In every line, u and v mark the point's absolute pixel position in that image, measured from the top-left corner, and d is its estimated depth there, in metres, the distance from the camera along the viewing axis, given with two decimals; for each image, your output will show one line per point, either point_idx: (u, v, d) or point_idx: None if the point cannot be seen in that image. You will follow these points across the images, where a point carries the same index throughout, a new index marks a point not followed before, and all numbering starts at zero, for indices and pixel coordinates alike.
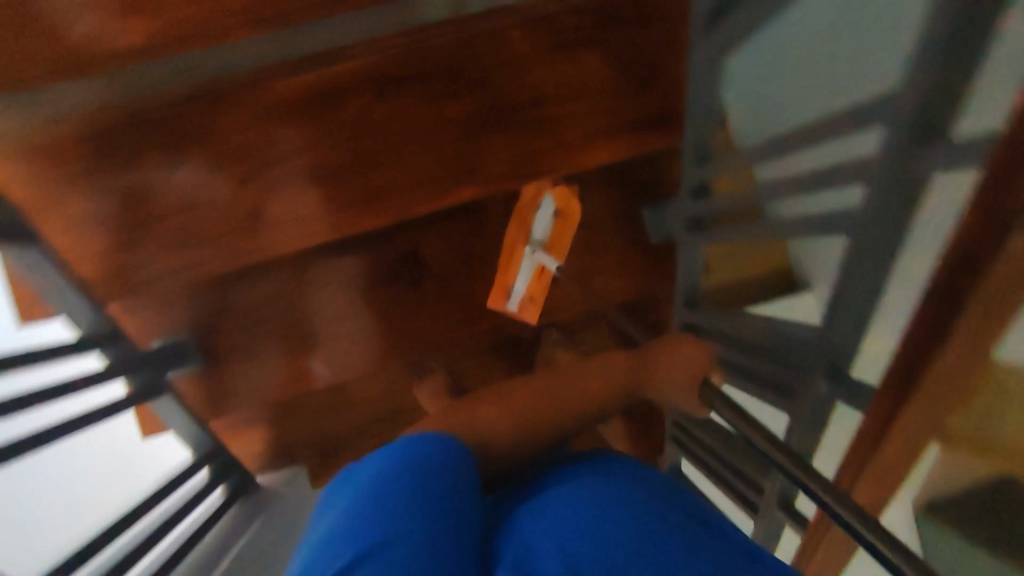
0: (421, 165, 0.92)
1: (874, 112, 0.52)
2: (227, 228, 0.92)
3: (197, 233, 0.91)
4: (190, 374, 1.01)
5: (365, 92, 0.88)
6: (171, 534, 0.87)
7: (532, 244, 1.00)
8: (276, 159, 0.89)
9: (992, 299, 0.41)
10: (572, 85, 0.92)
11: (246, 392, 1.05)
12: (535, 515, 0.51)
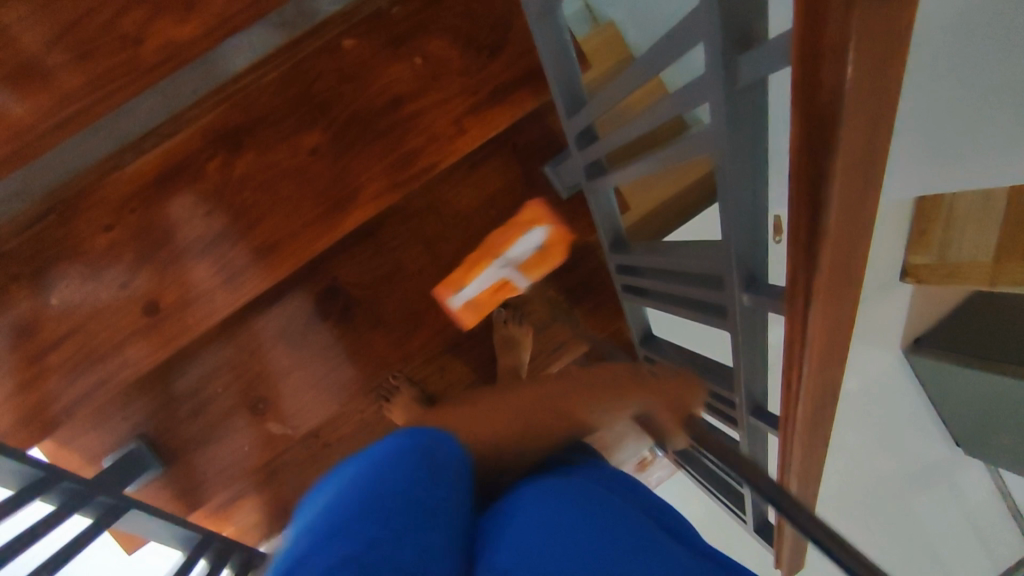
0: (301, 202, 0.93)
1: (667, 40, 0.55)
2: (130, 329, 0.93)
3: (97, 345, 0.93)
4: (153, 479, 1.02)
5: (221, 150, 0.91)
6: None
7: (505, 259, 1.07)
8: (160, 241, 0.91)
9: (848, 189, 0.38)
10: (423, 75, 0.92)
11: (218, 470, 1.05)
12: (535, 503, 0.50)
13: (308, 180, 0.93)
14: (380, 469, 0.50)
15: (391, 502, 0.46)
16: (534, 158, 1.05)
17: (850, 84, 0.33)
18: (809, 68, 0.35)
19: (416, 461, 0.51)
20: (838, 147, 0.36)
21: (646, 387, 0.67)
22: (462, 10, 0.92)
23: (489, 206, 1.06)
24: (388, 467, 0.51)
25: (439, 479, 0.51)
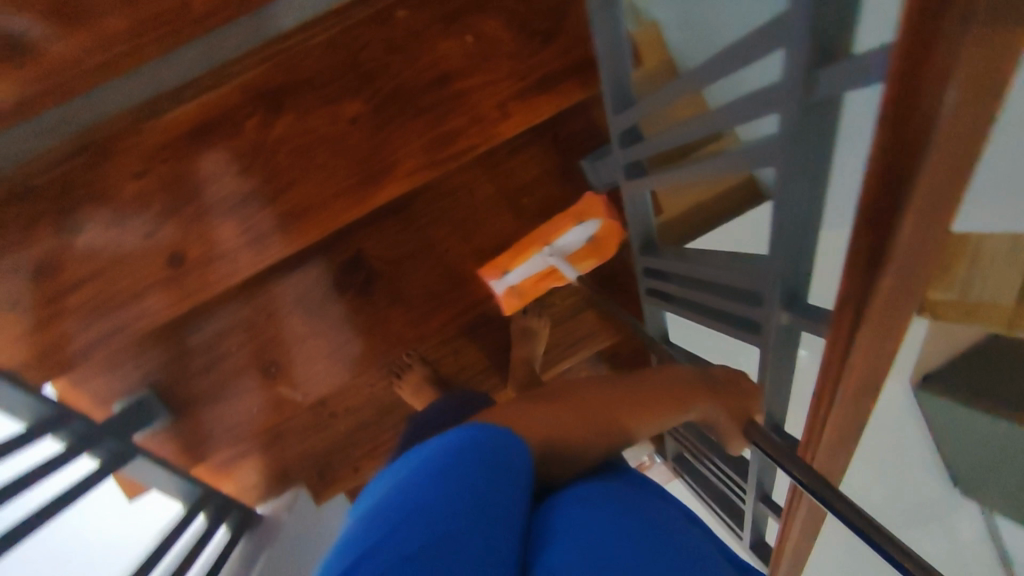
0: (335, 171, 0.92)
1: (739, 47, 0.53)
2: (151, 279, 0.93)
3: (117, 290, 0.92)
4: (160, 429, 1.02)
5: (261, 109, 0.90)
6: None
7: (553, 248, 1.03)
8: (190, 194, 0.91)
9: (924, 229, 0.36)
10: (472, 55, 0.91)
11: (225, 429, 1.06)
12: (597, 511, 0.50)
13: (343, 149, 0.92)
14: (434, 470, 0.48)
15: (466, 501, 0.45)
16: (573, 150, 1.04)
17: (945, 122, 0.31)
18: (903, 96, 0.33)
19: (476, 461, 0.49)
20: (919, 184, 0.34)
21: (713, 390, 0.67)
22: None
23: (522, 193, 1.05)
24: (446, 463, 0.48)
25: (502, 479, 0.49)
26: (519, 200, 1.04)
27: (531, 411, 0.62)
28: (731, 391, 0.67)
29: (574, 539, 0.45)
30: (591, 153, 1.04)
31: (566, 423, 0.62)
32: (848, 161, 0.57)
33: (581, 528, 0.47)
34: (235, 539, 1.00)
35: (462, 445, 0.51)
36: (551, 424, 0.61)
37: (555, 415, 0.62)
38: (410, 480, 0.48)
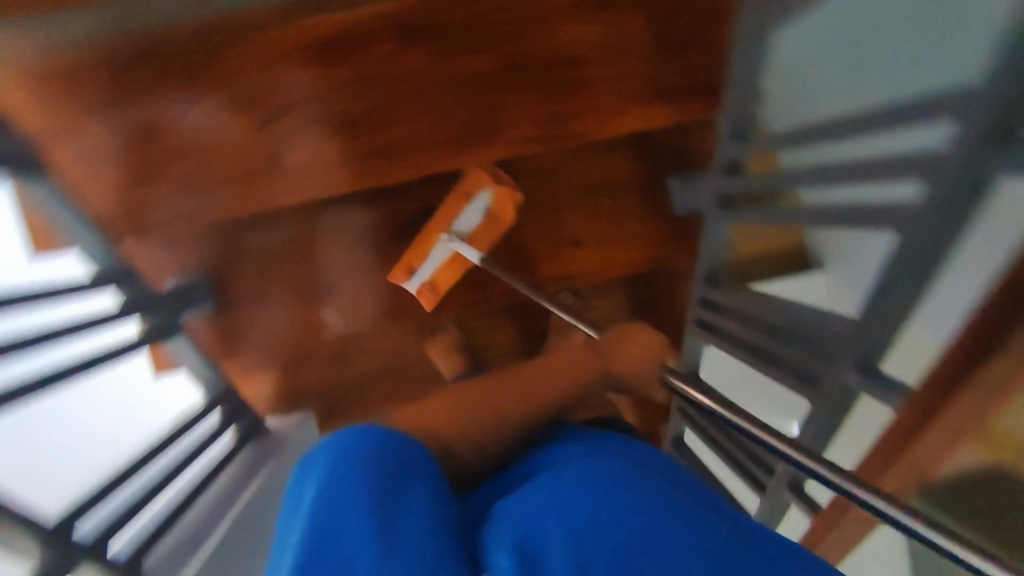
0: (443, 119, 0.93)
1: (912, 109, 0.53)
2: (240, 171, 0.95)
3: (206, 172, 0.94)
4: (203, 317, 1.04)
5: (391, 38, 0.90)
6: (168, 492, 0.84)
7: (450, 233, 0.97)
8: (301, 101, 0.92)
9: None
10: (608, 46, 0.91)
11: (253, 334, 1.06)
12: (539, 492, 0.48)
13: (453, 101, 0.92)
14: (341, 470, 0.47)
15: (384, 518, 0.42)
16: (663, 163, 1.06)
17: None
18: None
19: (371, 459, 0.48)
20: None
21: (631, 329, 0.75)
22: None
23: (602, 191, 1.06)
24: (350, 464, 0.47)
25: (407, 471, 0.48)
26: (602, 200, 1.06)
27: (434, 407, 0.65)
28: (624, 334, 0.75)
29: (523, 515, 0.46)
30: (677, 172, 1.06)
31: (465, 417, 0.64)
32: (975, 258, 0.52)
33: (529, 508, 0.47)
34: (241, 442, 1.03)
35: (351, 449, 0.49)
36: (452, 424, 0.63)
37: (469, 402, 0.65)
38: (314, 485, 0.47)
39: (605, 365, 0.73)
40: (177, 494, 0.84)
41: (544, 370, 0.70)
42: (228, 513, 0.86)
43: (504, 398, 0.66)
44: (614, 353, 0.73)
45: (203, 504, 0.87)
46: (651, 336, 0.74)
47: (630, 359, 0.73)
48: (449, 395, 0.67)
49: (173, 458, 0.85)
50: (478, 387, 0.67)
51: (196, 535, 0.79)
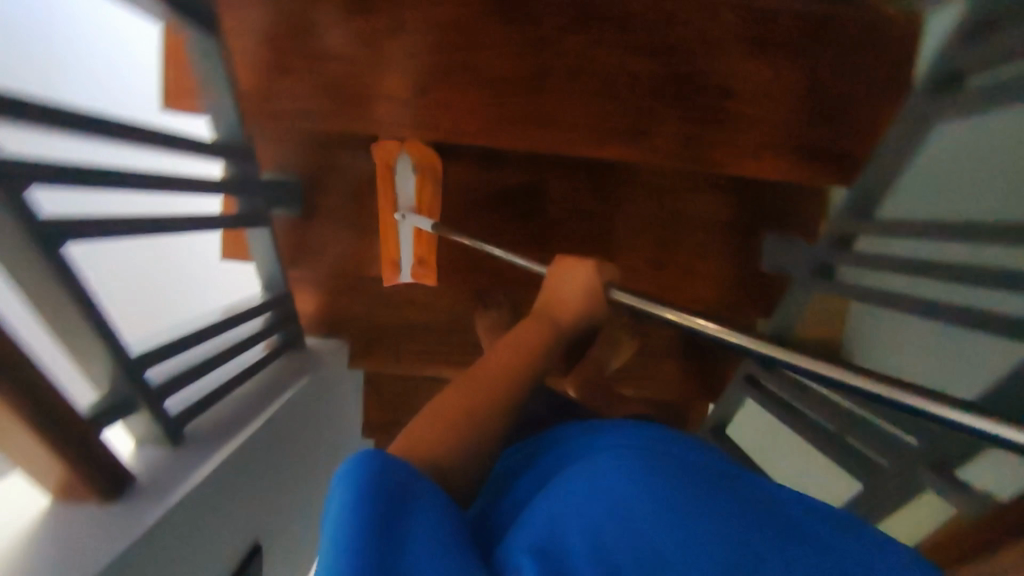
0: (582, 107, 0.90)
1: None
2: (365, 93, 0.91)
3: (333, 83, 0.90)
4: (287, 218, 1.08)
5: (559, 13, 0.86)
6: (211, 375, 0.82)
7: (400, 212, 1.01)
8: (450, 45, 0.88)
9: None
10: (767, 88, 0.88)
11: (321, 241, 1.11)
12: (573, 510, 0.46)
13: (601, 94, 0.90)
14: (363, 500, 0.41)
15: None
16: (763, 218, 1.05)
17: None
18: None
19: (395, 493, 0.42)
20: None
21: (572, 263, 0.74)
22: (850, 56, 0.86)
23: (696, 226, 1.06)
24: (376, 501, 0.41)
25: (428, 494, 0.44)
26: (698, 233, 1.06)
27: (409, 433, 0.53)
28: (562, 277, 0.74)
29: (538, 520, 0.47)
30: (773, 229, 1.05)
31: (448, 430, 0.53)
32: None
33: (543, 507, 0.49)
34: (280, 352, 1.01)
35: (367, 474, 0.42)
36: (436, 438, 0.52)
37: (446, 410, 0.56)
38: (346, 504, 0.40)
39: (552, 315, 0.71)
40: (225, 376, 0.84)
41: (504, 354, 0.64)
42: (266, 407, 0.85)
43: (477, 397, 0.57)
44: (558, 302, 0.72)
45: (242, 394, 0.86)
46: (584, 266, 0.73)
47: (574, 289, 0.72)
48: (422, 416, 0.56)
49: (220, 344, 0.84)
50: (445, 396, 0.57)
51: (234, 419, 0.79)
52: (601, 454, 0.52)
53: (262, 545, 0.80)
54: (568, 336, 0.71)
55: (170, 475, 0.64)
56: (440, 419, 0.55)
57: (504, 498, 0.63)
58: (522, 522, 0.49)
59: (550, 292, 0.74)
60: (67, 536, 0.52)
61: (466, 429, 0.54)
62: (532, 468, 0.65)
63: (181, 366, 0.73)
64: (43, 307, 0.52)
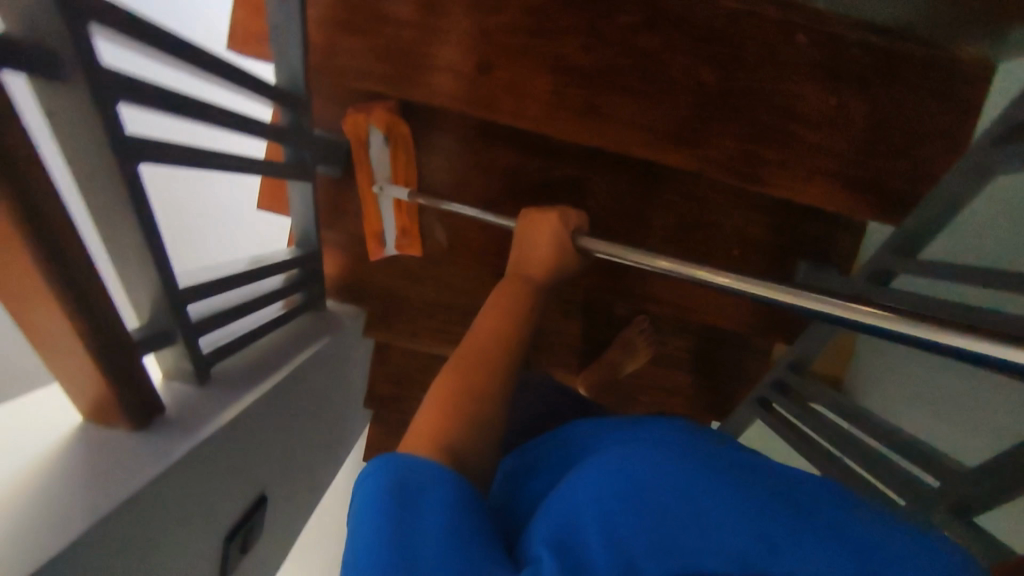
0: (642, 108, 0.90)
1: None
2: (427, 63, 0.90)
3: (398, 49, 0.89)
4: (328, 178, 1.07)
5: (634, 11, 0.86)
6: (239, 323, 0.81)
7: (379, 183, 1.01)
8: (521, 28, 0.87)
9: None
10: (828, 116, 0.89)
11: (357, 205, 1.10)
12: (587, 490, 0.49)
13: (666, 98, 0.89)
14: (376, 494, 0.48)
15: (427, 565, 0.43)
16: (799, 245, 1.05)
17: None
18: None
19: (406, 485, 0.49)
20: None
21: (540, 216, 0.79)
22: (912, 94, 0.87)
23: (732, 243, 1.06)
24: (383, 495, 0.48)
25: (442, 488, 0.49)
26: (734, 250, 1.06)
27: (419, 417, 0.59)
28: (533, 231, 0.80)
29: (554, 509, 0.50)
30: (808, 256, 1.06)
31: (452, 416, 0.59)
32: None
33: (564, 498, 0.50)
34: (301, 311, 1.00)
35: (383, 473, 0.50)
36: (443, 425, 0.57)
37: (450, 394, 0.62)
38: (359, 506, 0.48)
39: (527, 271, 0.80)
40: (250, 325, 0.83)
41: (489, 328, 0.72)
42: (288, 362, 0.85)
43: (473, 380, 0.64)
44: (530, 259, 0.80)
45: (265, 346, 0.85)
46: (551, 220, 0.78)
47: (542, 248, 0.78)
48: (430, 396, 0.62)
49: (250, 294, 0.83)
50: (445, 380, 0.64)
51: (257, 368, 0.79)
52: (623, 446, 0.54)
53: (266, 497, 0.80)
54: (546, 285, 0.81)
55: (197, 413, 0.63)
56: (444, 405, 0.60)
57: (528, 487, 0.62)
58: (542, 513, 0.51)
59: (522, 252, 0.81)
60: (97, 458, 0.52)
61: (472, 412, 0.60)
62: (556, 458, 0.64)
63: (214, 309, 0.72)
64: (105, 220, 0.51)
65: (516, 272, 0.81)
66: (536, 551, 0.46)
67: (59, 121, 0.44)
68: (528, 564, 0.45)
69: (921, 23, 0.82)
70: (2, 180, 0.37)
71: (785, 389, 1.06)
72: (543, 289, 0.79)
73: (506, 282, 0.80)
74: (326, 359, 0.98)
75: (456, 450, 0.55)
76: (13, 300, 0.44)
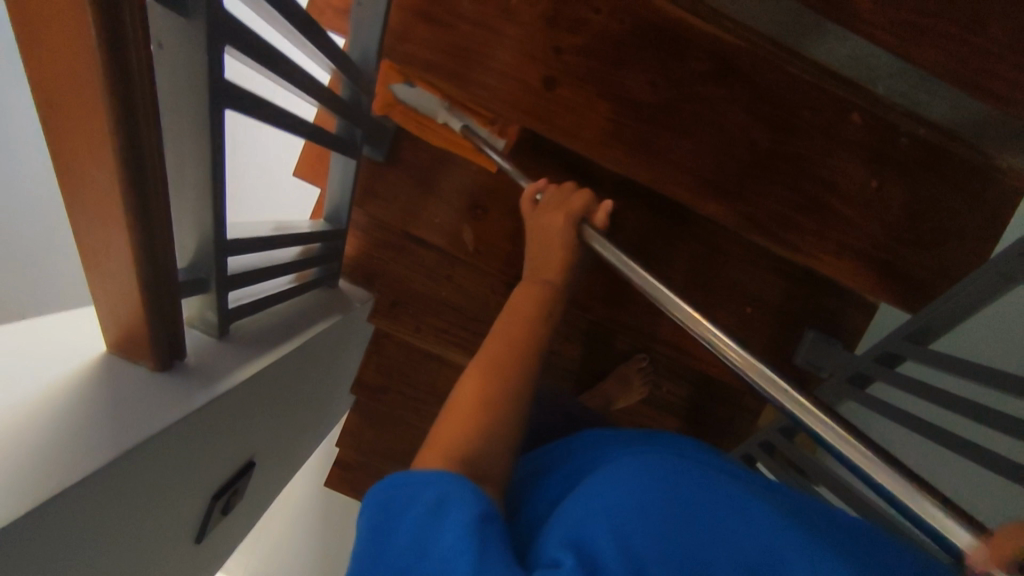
0: (691, 154, 0.92)
1: None
2: (493, 67, 0.91)
3: (468, 50, 0.91)
4: (367, 161, 1.08)
5: (701, 60, 0.89)
6: (263, 286, 0.81)
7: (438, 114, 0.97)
8: (590, 54, 0.89)
9: None
10: (865, 197, 0.92)
11: (391, 190, 1.10)
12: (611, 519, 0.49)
13: (719, 149, 0.91)
14: (397, 509, 0.49)
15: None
16: (809, 314, 1.09)
17: None
18: None
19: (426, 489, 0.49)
20: None
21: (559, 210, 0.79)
22: (945, 190, 0.91)
23: (748, 300, 1.09)
24: (403, 512, 0.49)
25: (457, 480, 0.50)
26: (748, 307, 1.08)
27: (441, 424, 0.59)
28: (547, 227, 0.79)
29: (568, 518, 0.51)
30: (816, 326, 1.09)
31: (467, 423, 0.58)
32: None
33: (576, 509, 0.51)
34: (316, 285, 0.98)
35: (411, 481, 0.51)
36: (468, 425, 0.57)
37: (466, 389, 0.63)
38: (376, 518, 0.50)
39: (545, 275, 0.78)
40: (270, 290, 0.82)
41: (507, 336, 0.70)
42: (300, 330, 0.84)
43: (494, 373, 0.64)
44: (548, 260, 0.79)
45: (280, 312, 0.85)
46: (556, 219, 0.79)
47: (555, 247, 0.79)
48: (445, 414, 0.60)
49: (280, 258, 0.83)
50: (470, 383, 0.63)
51: (272, 334, 0.78)
52: (641, 473, 0.54)
53: (254, 464, 0.79)
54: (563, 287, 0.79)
55: (216, 365, 0.63)
56: (463, 415, 0.59)
57: (530, 503, 0.62)
58: (552, 526, 0.52)
59: (538, 253, 0.80)
60: (120, 394, 0.50)
61: (485, 421, 0.59)
62: (563, 476, 0.64)
63: (247, 267, 0.72)
64: (177, 158, 0.52)
65: (534, 278, 0.79)
66: (554, 556, 0.47)
67: (169, 52, 0.45)
68: (546, 566, 0.46)
69: (968, 127, 0.86)
70: (118, 100, 0.37)
71: (771, 450, 1.08)
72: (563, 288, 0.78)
73: (523, 288, 0.77)
74: (332, 337, 0.97)
75: (469, 459, 0.55)
76: (84, 218, 0.43)
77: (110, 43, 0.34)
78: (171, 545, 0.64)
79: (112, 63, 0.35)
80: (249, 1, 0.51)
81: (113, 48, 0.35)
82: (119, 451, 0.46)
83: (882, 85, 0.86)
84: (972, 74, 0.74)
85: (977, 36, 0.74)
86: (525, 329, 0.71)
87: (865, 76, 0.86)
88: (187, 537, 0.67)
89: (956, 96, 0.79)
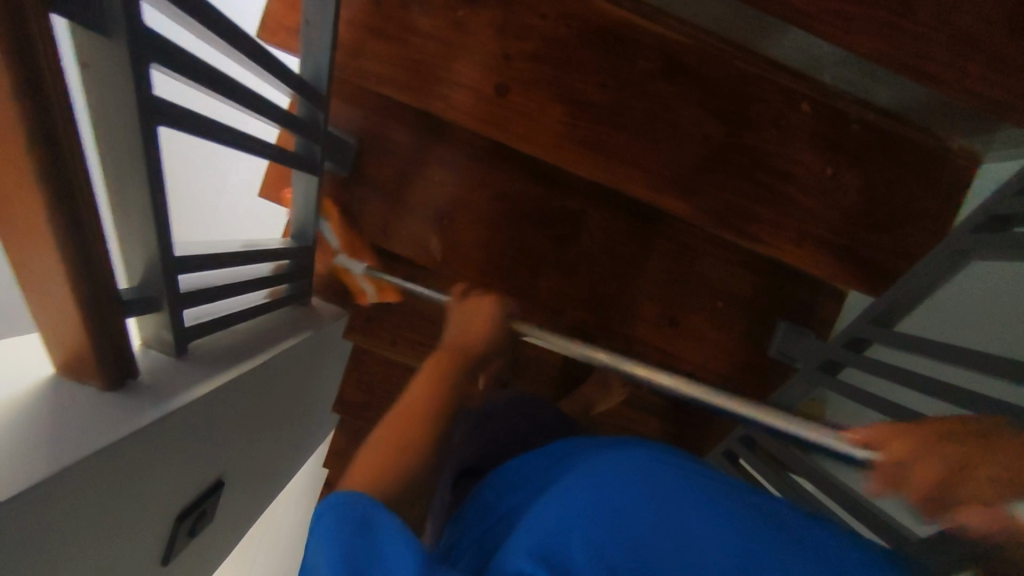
0: (647, 151, 0.93)
1: None
2: (446, 78, 0.92)
3: (420, 61, 0.92)
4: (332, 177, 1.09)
5: (651, 59, 0.90)
6: (222, 305, 0.80)
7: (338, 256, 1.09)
8: (541, 59, 0.91)
9: None
10: (822, 185, 0.93)
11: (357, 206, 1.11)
12: (560, 509, 0.50)
13: (676, 146, 0.92)
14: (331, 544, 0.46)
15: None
16: (779, 306, 1.09)
17: None
18: None
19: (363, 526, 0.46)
20: None
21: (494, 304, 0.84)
22: (898, 174, 0.93)
23: (719, 296, 1.10)
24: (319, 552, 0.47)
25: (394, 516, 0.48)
26: (718, 302, 1.09)
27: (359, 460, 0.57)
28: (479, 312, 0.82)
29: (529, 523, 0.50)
30: (788, 317, 1.09)
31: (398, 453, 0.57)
32: None
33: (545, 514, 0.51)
34: (285, 302, 0.98)
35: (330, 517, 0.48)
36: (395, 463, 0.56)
37: (388, 440, 0.59)
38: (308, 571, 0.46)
39: (462, 343, 0.77)
40: (233, 308, 0.82)
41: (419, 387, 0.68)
42: (269, 346, 0.84)
43: (408, 421, 0.62)
44: (468, 332, 0.79)
45: (245, 328, 0.84)
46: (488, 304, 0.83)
47: (481, 328, 0.80)
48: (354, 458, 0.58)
49: (240, 274, 0.83)
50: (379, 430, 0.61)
51: (239, 350, 0.78)
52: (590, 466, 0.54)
53: (222, 485, 0.78)
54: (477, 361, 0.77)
55: (173, 382, 0.63)
56: (393, 446, 0.58)
57: (484, 512, 0.61)
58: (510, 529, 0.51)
59: (458, 328, 0.80)
60: (65, 416, 0.50)
61: (416, 447, 0.59)
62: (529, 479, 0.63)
63: (203, 284, 0.72)
64: (116, 176, 0.52)
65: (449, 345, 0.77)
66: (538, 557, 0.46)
67: (96, 72, 0.46)
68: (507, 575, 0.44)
69: (914, 111, 0.88)
70: (30, 114, 0.37)
71: (751, 444, 1.08)
72: (478, 357, 0.77)
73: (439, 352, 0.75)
74: (303, 355, 0.97)
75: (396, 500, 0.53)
76: (16, 237, 0.44)
77: (19, 56, 0.35)
78: (133, 568, 0.63)
79: (23, 77, 0.36)
80: (181, 20, 0.52)
81: (23, 63, 0.35)
82: (60, 470, 0.45)
83: (828, 74, 0.88)
84: (910, 57, 0.75)
85: (908, 21, 0.75)
86: (429, 385, 0.68)
87: (812, 67, 0.88)
88: (151, 561, 0.66)
89: (897, 80, 0.80)
